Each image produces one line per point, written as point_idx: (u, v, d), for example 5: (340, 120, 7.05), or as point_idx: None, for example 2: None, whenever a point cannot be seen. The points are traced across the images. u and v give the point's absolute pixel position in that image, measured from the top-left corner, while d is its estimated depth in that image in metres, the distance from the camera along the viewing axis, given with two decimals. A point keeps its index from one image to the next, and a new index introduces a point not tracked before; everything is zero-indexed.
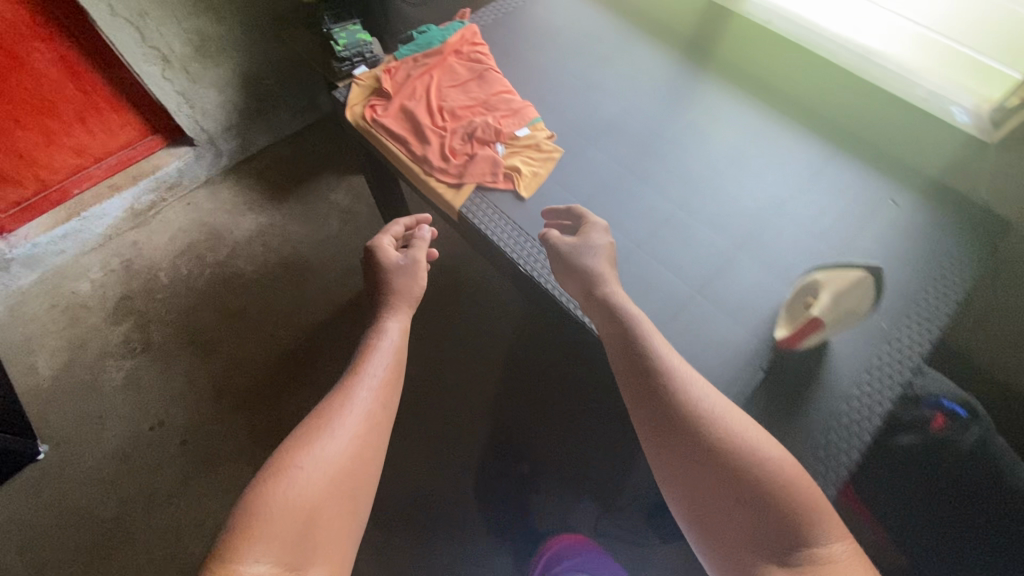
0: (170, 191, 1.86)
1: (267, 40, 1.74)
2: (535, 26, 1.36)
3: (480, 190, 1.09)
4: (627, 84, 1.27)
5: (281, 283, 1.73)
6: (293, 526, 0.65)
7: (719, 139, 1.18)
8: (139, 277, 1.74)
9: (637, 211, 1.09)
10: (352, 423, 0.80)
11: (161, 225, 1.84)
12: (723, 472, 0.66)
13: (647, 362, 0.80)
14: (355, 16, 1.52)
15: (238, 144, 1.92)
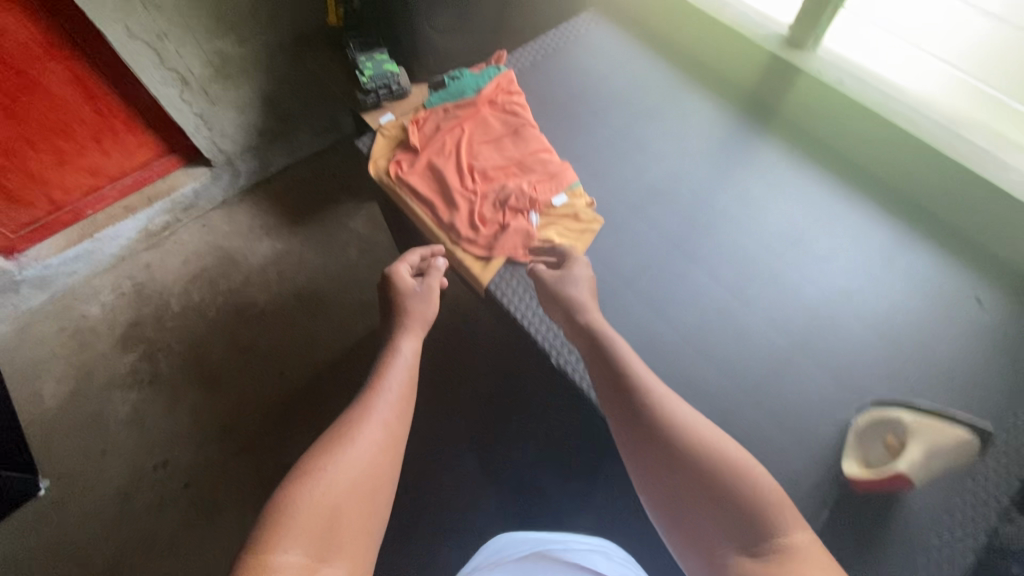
0: (185, 212, 1.79)
1: (289, 62, 1.65)
2: (587, 80, 1.39)
3: (510, 264, 1.10)
4: (678, 144, 1.29)
5: (296, 315, 1.67)
6: (320, 521, 0.66)
7: (773, 210, 1.19)
8: (150, 302, 1.69)
9: (683, 295, 1.08)
10: (373, 428, 0.81)
11: (175, 247, 1.78)
12: (694, 479, 0.73)
13: (624, 378, 0.86)
14: (383, 44, 1.44)
15: (257, 165, 1.86)
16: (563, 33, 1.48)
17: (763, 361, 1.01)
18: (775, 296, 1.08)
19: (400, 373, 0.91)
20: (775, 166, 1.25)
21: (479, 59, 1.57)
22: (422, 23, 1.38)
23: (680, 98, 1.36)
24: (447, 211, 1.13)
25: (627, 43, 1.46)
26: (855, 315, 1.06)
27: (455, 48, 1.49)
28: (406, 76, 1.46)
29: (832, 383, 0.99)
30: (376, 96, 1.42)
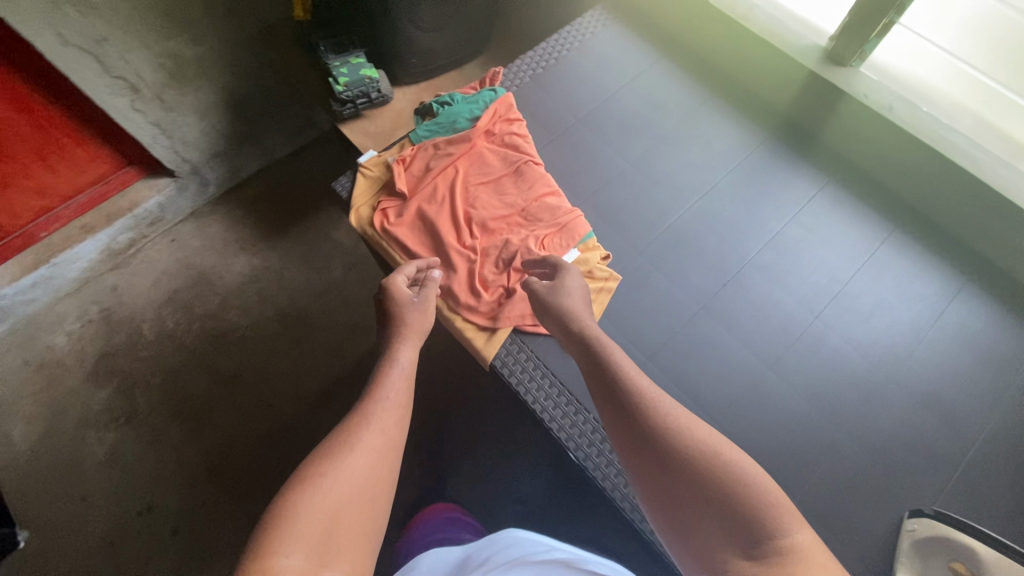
0: (152, 227, 1.64)
1: (258, 58, 1.48)
2: (601, 104, 1.30)
3: (516, 332, 1.03)
4: (701, 174, 1.24)
5: (280, 340, 1.56)
6: (321, 526, 0.57)
7: (807, 260, 1.16)
8: (121, 330, 1.56)
9: (702, 353, 1.05)
10: (372, 434, 0.72)
11: (143, 266, 1.64)
12: (690, 480, 0.66)
13: (619, 385, 0.81)
14: (358, 45, 1.27)
15: (225, 171, 1.69)
16: (569, 41, 1.37)
17: (791, 427, 1.01)
18: (808, 360, 1.07)
19: (397, 379, 0.82)
20: (814, 206, 1.23)
21: (467, 56, 1.40)
22: (402, 22, 1.20)
23: (700, 123, 1.30)
24: (446, 273, 1.04)
25: (637, 58, 1.37)
26: (882, 369, 1.07)
27: (440, 47, 1.32)
28: (386, 81, 1.30)
29: (867, 452, 1.00)
30: (353, 106, 1.27)
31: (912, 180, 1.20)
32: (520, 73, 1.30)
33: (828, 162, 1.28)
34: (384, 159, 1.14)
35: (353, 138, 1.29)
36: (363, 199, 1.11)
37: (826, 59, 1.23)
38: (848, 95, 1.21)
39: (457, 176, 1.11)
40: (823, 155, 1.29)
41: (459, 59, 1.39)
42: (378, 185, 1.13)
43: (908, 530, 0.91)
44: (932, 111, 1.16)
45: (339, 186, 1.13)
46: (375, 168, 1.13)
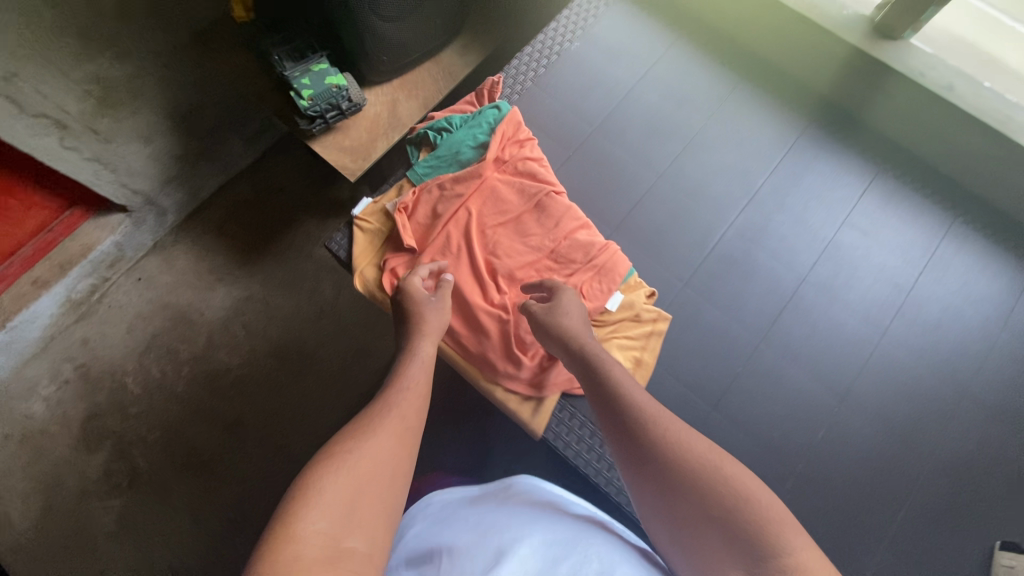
0: (112, 268, 1.48)
1: (211, 68, 1.27)
2: (609, 99, 1.09)
3: (565, 396, 0.88)
4: (737, 174, 1.04)
5: (279, 374, 1.45)
6: (343, 498, 0.53)
7: (870, 268, 0.99)
8: (104, 387, 1.43)
9: (766, 387, 0.90)
10: (396, 420, 0.67)
11: (112, 312, 1.48)
12: (693, 497, 0.60)
13: (610, 394, 0.73)
14: (319, 50, 1.10)
15: (184, 196, 1.51)
16: (570, 29, 1.14)
17: (855, 467, 0.86)
18: (873, 382, 0.91)
19: (417, 368, 0.75)
20: (863, 204, 1.03)
21: (443, 43, 1.22)
22: (362, 8, 1.02)
23: (728, 111, 1.10)
24: (477, 341, 0.87)
25: (650, 40, 1.15)
26: (962, 388, 0.92)
27: (412, 39, 1.13)
28: (355, 85, 1.13)
29: (940, 477, 0.86)
30: (322, 123, 1.10)
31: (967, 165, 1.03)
32: (519, 77, 1.09)
33: (863, 143, 1.08)
34: (384, 208, 0.95)
35: (329, 156, 1.13)
36: (368, 261, 0.91)
37: (875, 32, 1.03)
38: (898, 73, 1.01)
39: (470, 220, 0.92)
40: (865, 140, 1.09)
41: (435, 48, 1.21)
42: (382, 240, 0.93)
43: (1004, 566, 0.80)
44: (997, 85, 1.00)
45: (336, 246, 0.93)
46: (375, 220, 0.94)
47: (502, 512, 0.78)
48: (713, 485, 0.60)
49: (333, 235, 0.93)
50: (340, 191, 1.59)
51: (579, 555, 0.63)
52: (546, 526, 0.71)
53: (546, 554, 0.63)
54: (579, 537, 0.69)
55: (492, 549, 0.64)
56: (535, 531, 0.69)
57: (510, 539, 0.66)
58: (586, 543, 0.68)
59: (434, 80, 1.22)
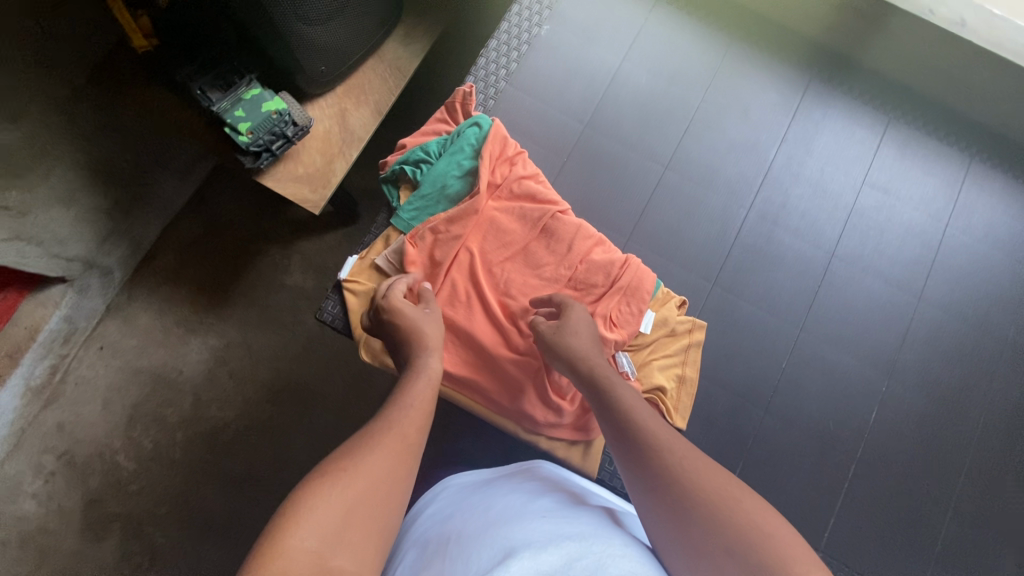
0: (68, 344, 1.19)
1: (135, 111, 1.07)
2: (589, 76, 0.90)
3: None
4: (747, 141, 0.89)
5: (282, 418, 1.20)
6: (335, 511, 0.44)
7: (898, 227, 0.87)
8: (96, 471, 1.16)
9: (817, 377, 0.81)
10: (399, 425, 0.55)
11: (82, 390, 1.20)
12: (714, 543, 0.47)
13: (620, 416, 0.61)
14: (247, 70, 0.95)
15: (127, 249, 1.22)
16: (534, 10, 0.93)
17: (908, 444, 0.79)
18: (915, 350, 0.82)
19: (421, 379, 0.62)
20: (881, 158, 0.90)
21: (383, 36, 1.08)
22: (283, 14, 0.87)
23: (729, 67, 0.92)
24: (506, 393, 0.76)
25: (628, 6, 0.94)
26: (1014, 347, 0.83)
27: (349, 40, 0.99)
28: (297, 106, 0.98)
29: (994, 434, 0.80)
30: (272, 155, 0.95)
31: (986, 97, 0.88)
32: (491, 72, 0.89)
33: (855, 83, 0.92)
34: (373, 263, 0.80)
35: (286, 191, 0.98)
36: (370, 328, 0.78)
37: None
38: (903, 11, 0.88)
39: (472, 258, 0.79)
40: (864, 84, 0.92)
41: (375, 44, 1.07)
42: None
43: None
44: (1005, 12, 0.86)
45: (329, 317, 0.80)
46: (365, 279, 0.80)
47: (514, 497, 0.60)
48: (736, 527, 0.47)
49: (324, 307, 0.80)
50: (296, 208, 1.29)
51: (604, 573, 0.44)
52: (568, 521, 0.52)
53: (555, 560, 0.45)
54: (610, 539, 0.50)
55: (484, 559, 0.46)
56: (554, 525, 0.51)
57: (516, 544, 0.47)
58: (617, 548, 0.49)
59: (383, 80, 1.08)
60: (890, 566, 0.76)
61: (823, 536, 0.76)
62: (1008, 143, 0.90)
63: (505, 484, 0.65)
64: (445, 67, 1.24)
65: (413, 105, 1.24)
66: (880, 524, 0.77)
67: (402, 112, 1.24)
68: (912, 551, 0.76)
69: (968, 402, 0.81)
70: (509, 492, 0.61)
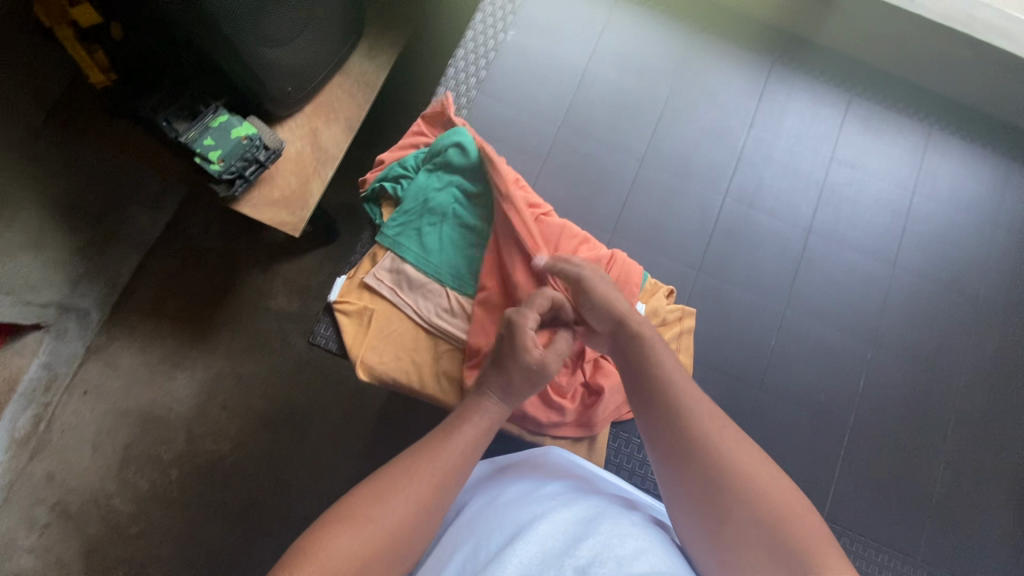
0: (50, 390, 1.15)
1: (96, 147, 1.04)
2: (558, 78, 0.91)
3: (615, 425, 0.83)
4: (716, 127, 0.91)
5: (279, 444, 1.18)
6: (347, 563, 0.45)
7: (868, 198, 0.90)
8: (92, 519, 1.12)
9: (806, 352, 0.83)
10: (434, 475, 0.53)
11: (68, 437, 1.15)
12: (743, 517, 0.49)
13: (653, 383, 0.59)
14: (211, 97, 0.93)
15: (103, 287, 1.18)
16: (498, 15, 0.93)
17: (898, 406, 0.82)
18: (895, 317, 0.85)
19: (472, 424, 0.60)
20: (846, 134, 0.93)
21: (347, 51, 1.07)
22: (248, 43, 0.86)
23: (692, 57, 0.94)
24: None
25: (588, 5, 0.95)
26: (985, 305, 0.86)
27: (314, 58, 0.99)
28: (267, 130, 0.97)
29: (975, 389, 0.83)
30: (245, 181, 0.94)
31: (937, 67, 0.91)
32: (460, 81, 0.90)
33: (810, 62, 0.95)
34: (361, 281, 0.81)
35: (264, 216, 0.97)
36: (363, 348, 0.77)
37: None
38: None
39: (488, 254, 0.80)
40: (821, 63, 0.95)
41: (340, 60, 1.06)
42: (370, 319, 0.79)
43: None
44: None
45: (322, 340, 0.80)
46: (355, 298, 0.80)
47: (524, 483, 0.61)
48: (762, 501, 0.49)
49: (315, 329, 0.81)
50: (274, 231, 1.27)
51: (610, 554, 0.46)
52: (575, 503, 0.54)
53: (561, 544, 0.46)
54: (616, 520, 0.52)
55: (493, 543, 0.48)
56: (561, 507, 0.53)
57: (524, 525, 0.49)
58: (624, 526, 0.51)
59: (351, 96, 1.08)
60: (892, 527, 0.78)
61: (826, 504, 0.78)
62: (962, 110, 0.94)
63: (514, 470, 0.66)
64: (412, 79, 1.25)
65: (383, 119, 1.24)
66: (878, 486, 0.80)
67: (374, 128, 1.24)
68: (912, 510, 0.79)
69: (949, 358, 0.84)
70: (517, 480, 0.63)
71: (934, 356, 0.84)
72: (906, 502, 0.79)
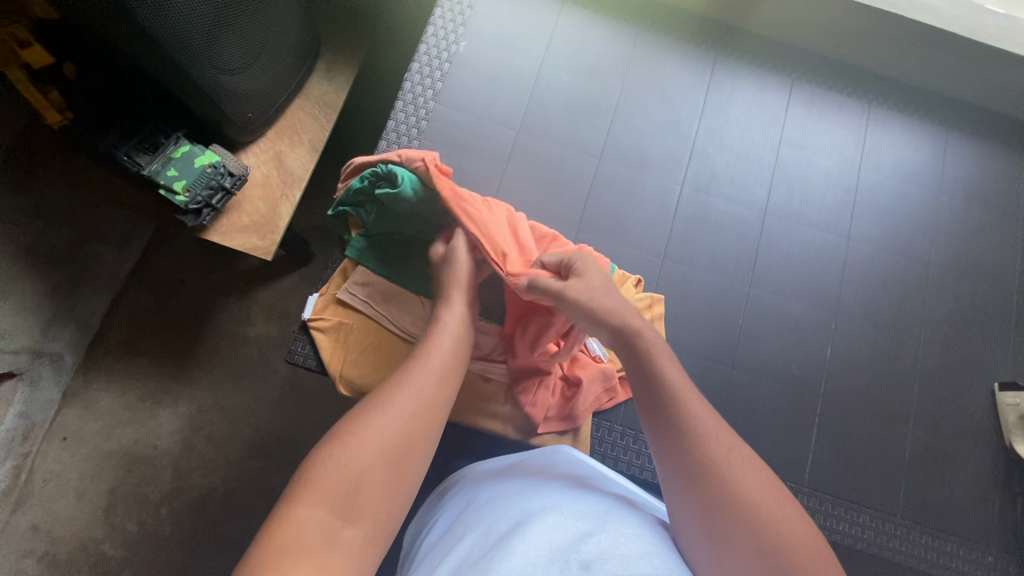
0: (28, 440, 1.12)
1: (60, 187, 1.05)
2: (513, 83, 0.94)
3: (596, 415, 0.86)
4: (669, 119, 0.94)
5: (269, 471, 1.17)
6: (345, 481, 0.46)
7: (819, 177, 0.94)
8: (81, 568, 1.09)
9: (774, 326, 0.86)
10: (416, 389, 0.55)
11: (49, 486, 1.12)
12: (748, 544, 0.48)
13: (664, 397, 0.58)
14: (172, 129, 0.93)
15: (76, 328, 1.15)
16: (449, 27, 0.95)
17: (864, 371, 0.85)
18: (855, 287, 0.89)
19: (443, 338, 0.62)
20: (792, 117, 0.96)
21: (304, 75, 1.08)
22: (209, 74, 0.86)
23: (639, 53, 0.97)
24: (482, 395, 0.82)
25: (535, 10, 0.98)
26: (937, 267, 0.91)
27: (272, 84, 0.99)
28: (230, 156, 0.98)
29: (935, 349, 0.87)
30: (212, 210, 0.94)
31: (869, 46, 0.96)
32: (417, 94, 0.92)
33: (750, 51, 0.99)
34: (335, 297, 0.83)
35: (233, 243, 0.97)
36: (342, 363, 0.80)
37: None
38: None
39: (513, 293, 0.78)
40: (762, 50, 0.99)
41: (298, 84, 1.07)
42: (347, 334, 0.82)
43: (1010, 406, 0.83)
44: None
45: (301, 359, 0.83)
46: (330, 315, 0.82)
47: (532, 480, 0.62)
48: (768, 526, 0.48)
49: (293, 348, 0.83)
50: (247, 258, 1.27)
51: (614, 551, 0.46)
52: (583, 501, 0.55)
53: (567, 538, 0.47)
54: (623, 521, 0.52)
55: (500, 534, 0.49)
56: (568, 504, 0.54)
57: (530, 522, 0.50)
58: (629, 528, 0.51)
59: (313, 117, 1.08)
60: (870, 488, 0.81)
61: (806, 472, 0.81)
62: (897, 85, 0.99)
63: (522, 471, 0.66)
64: (371, 97, 1.26)
65: (346, 139, 1.26)
66: (855, 450, 0.82)
67: (337, 149, 1.25)
68: (887, 470, 0.82)
69: (910, 319, 0.88)
70: (524, 478, 0.63)
71: (895, 320, 0.88)
72: (881, 461, 0.82)
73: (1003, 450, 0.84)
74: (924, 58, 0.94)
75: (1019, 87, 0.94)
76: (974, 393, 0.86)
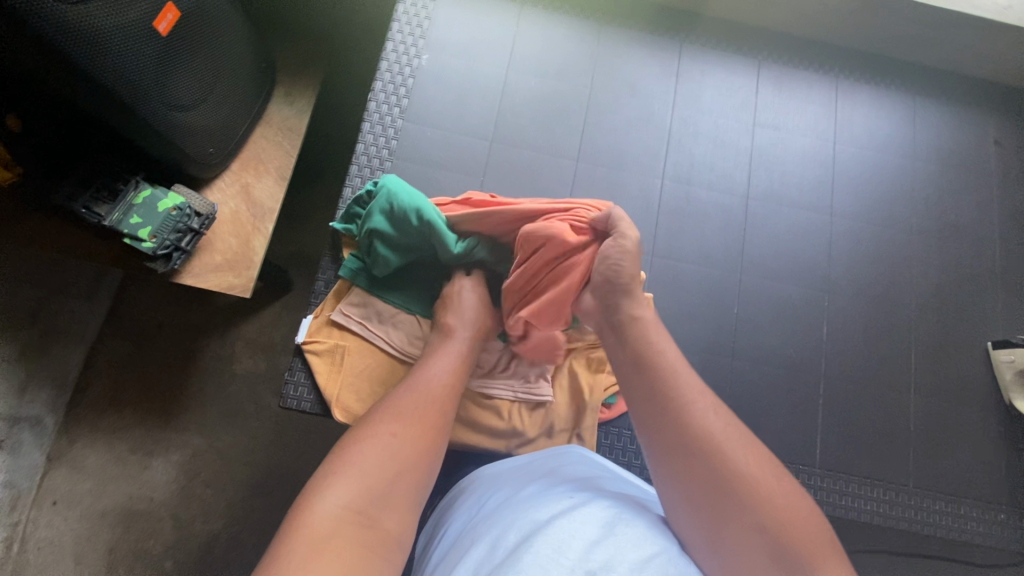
0: (17, 507, 1.07)
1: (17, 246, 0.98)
2: (481, 93, 0.92)
3: (602, 422, 0.85)
4: (640, 113, 0.93)
5: (273, 511, 1.13)
6: (369, 476, 0.51)
7: (794, 155, 0.94)
8: None
9: (769, 311, 0.86)
10: (431, 397, 0.61)
11: (43, 553, 1.07)
12: (747, 520, 0.49)
13: (656, 378, 0.60)
14: (130, 173, 0.89)
15: (53, 387, 1.10)
16: (409, 41, 0.93)
17: (859, 343, 0.86)
18: (843, 261, 0.89)
19: (452, 354, 0.69)
20: (762, 98, 0.96)
21: (263, 103, 1.04)
22: (160, 112, 0.81)
23: (603, 48, 0.96)
24: (484, 413, 0.81)
25: (495, 14, 0.96)
26: (920, 234, 0.91)
27: (228, 116, 0.95)
28: (195, 195, 0.93)
29: (926, 315, 0.88)
30: (182, 253, 0.90)
31: (830, 21, 0.96)
32: (384, 114, 0.89)
33: (713, 35, 0.98)
34: (329, 318, 0.82)
35: (208, 284, 0.94)
36: (339, 386, 0.78)
37: None
38: None
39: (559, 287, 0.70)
40: (724, 33, 0.99)
41: (257, 112, 1.03)
42: (342, 356, 0.80)
43: (1006, 363, 0.84)
44: None
45: (295, 401, 0.79)
46: (325, 337, 0.81)
47: (543, 484, 0.61)
48: (767, 503, 0.49)
49: (286, 376, 0.81)
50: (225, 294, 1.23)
51: (621, 559, 0.46)
52: (592, 501, 0.54)
53: (579, 543, 0.47)
54: (632, 524, 0.51)
55: (510, 538, 0.49)
56: (574, 505, 0.53)
57: (535, 530, 0.48)
58: (639, 535, 0.50)
59: (277, 145, 1.04)
60: (879, 460, 0.82)
61: (816, 451, 0.81)
62: (862, 56, 0.99)
63: (531, 473, 0.65)
64: (335, 119, 1.23)
65: (314, 165, 1.23)
66: (860, 424, 0.83)
67: (306, 176, 1.22)
68: (895, 441, 0.83)
69: (900, 288, 0.89)
70: (534, 485, 0.61)
71: (885, 291, 0.88)
72: (888, 431, 0.83)
73: (1003, 407, 0.85)
74: (887, 27, 0.95)
75: (979, 50, 0.95)
76: (970, 355, 0.87)
